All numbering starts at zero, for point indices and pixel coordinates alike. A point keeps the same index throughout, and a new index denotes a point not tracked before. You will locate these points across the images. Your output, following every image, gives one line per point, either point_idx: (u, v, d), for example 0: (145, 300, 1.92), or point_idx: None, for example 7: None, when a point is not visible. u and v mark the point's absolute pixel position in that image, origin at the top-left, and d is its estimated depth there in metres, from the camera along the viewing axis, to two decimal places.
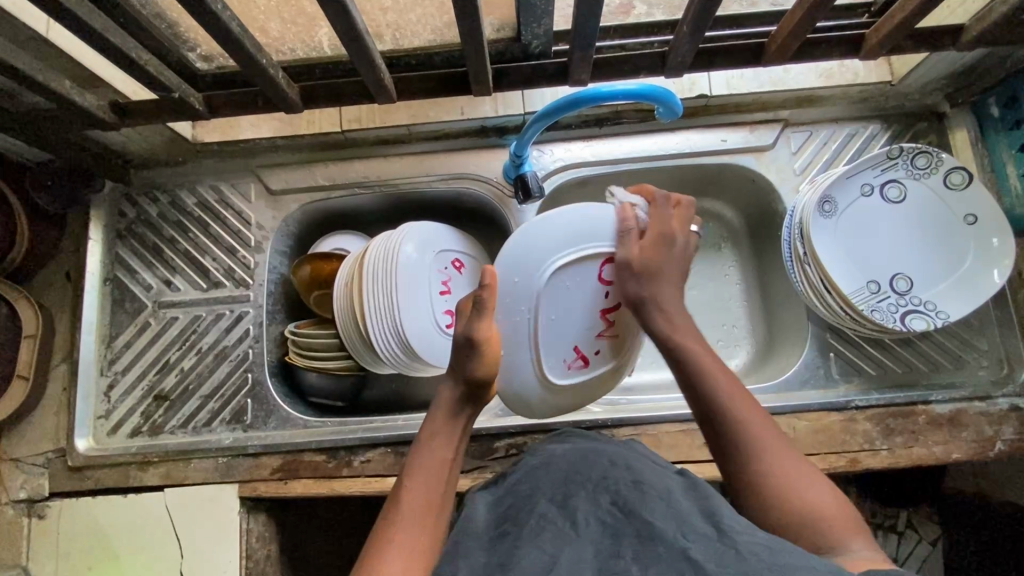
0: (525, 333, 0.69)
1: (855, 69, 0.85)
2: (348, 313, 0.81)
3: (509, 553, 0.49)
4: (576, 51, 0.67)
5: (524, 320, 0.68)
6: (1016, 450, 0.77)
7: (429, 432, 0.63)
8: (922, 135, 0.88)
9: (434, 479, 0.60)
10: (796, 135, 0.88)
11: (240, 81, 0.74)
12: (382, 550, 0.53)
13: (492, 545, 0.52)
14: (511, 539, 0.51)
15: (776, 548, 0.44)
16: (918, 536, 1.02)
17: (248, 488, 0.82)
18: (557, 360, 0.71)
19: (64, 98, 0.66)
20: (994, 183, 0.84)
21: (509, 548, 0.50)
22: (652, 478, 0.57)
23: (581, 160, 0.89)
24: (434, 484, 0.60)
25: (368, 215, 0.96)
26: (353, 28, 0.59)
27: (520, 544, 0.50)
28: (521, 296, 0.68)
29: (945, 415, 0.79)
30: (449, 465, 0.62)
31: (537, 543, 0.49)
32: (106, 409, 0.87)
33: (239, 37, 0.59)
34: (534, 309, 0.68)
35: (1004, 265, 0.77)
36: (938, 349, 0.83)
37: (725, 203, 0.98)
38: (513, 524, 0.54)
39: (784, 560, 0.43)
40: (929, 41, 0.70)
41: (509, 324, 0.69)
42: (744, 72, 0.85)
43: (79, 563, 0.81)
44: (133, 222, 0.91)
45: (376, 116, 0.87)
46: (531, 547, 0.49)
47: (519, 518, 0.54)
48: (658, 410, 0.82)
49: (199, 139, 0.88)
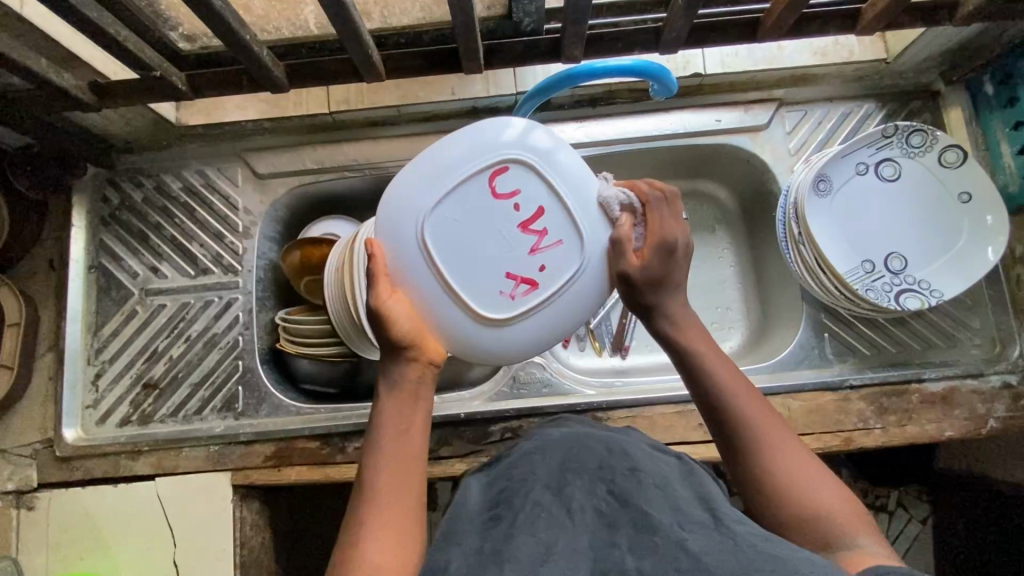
0: (427, 278, 0.59)
1: (851, 47, 0.83)
2: (339, 298, 0.78)
3: (503, 540, 0.48)
4: (570, 25, 0.65)
5: (422, 269, 0.59)
6: (1007, 427, 0.78)
7: (388, 405, 0.58)
8: (916, 113, 0.88)
9: (397, 455, 0.55)
10: (791, 115, 0.88)
11: (225, 60, 0.72)
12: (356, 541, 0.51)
13: (486, 530, 0.51)
14: (504, 526, 0.50)
15: (773, 539, 0.44)
16: (908, 514, 1.07)
17: (242, 476, 0.81)
18: (486, 294, 0.59)
19: (40, 76, 0.64)
20: (987, 160, 0.84)
21: (504, 533, 0.49)
22: (649, 466, 0.56)
23: (574, 141, 0.88)
24: (397, 459, 0.55)
25: (358, 200, 0.95)
26: (340, 3, 0.57)
27: (515, 530, 0.49)
28: (396, 232, 0.59)
29: (938, 393, 0.80)
30: (408, 433, 0.57)
31: (532, 530, 0.48)
32: (95, 399, 0.86)
33: (220, 12, 0.56)
34: (426, 252, 0.59)
35: (998, 242, 0.77)
36: (932, 328, 0.83)
37: (720, 184, 0.97)
38: (507, 508, 0.53)
39: (785, 550, 0.42)
40: (927, 15, 0.69)
41: (413, 284, 0.59)
42: (739, 49, 0.84)
43: (71, 554, 0.80)
44: (117, 208, 0.89)
45: (365, 97, 0.86)
46: (526, 535, 0.48)
47: (512, 504, 0.53)
48: (650, 392, 0.82)
49: (183, 122, 0.86)
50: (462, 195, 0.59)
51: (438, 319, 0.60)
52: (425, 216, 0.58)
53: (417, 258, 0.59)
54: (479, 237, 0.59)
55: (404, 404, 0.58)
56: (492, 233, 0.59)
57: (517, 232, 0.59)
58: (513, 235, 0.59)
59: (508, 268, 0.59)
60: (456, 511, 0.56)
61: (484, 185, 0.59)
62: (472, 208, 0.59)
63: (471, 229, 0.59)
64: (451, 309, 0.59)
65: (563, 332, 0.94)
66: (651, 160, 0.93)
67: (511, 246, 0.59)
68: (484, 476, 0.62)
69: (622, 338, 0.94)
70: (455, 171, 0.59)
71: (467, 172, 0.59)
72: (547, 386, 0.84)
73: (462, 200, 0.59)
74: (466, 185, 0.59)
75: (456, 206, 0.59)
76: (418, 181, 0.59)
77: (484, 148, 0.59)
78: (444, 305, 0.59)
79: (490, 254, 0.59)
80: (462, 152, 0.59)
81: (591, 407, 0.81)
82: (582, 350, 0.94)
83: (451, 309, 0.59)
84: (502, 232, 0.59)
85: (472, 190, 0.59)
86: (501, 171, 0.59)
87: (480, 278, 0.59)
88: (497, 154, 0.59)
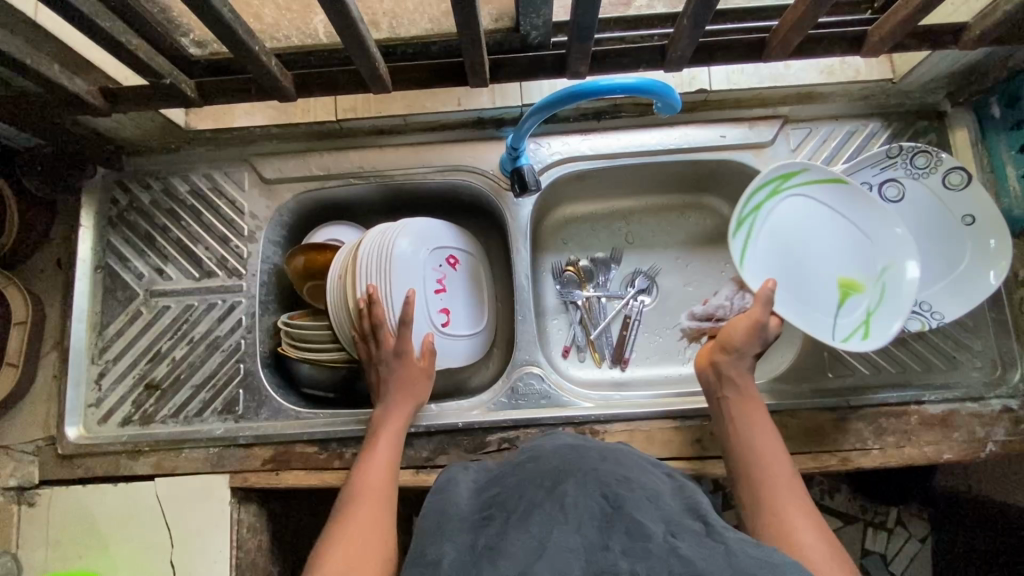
0: (756, 248, 0.82)
1: (857, 67, 0.83)
2: (342, 305, 0.81)
3: (496, 539, 0.48)
4: (575, 42, 0.65)
5: (754, 257, 0.82)
6: (1006, 452, 0.78)
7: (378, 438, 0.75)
8: (922, 133, 0.87)
9: (377, 474, 0.70)
10: (796, 132, 0.88)
11: (234, 68, 0.73)
12: (336, 537, 0.62)
13: (478, 529, 0.50)
14: (497, 526, 0.50)
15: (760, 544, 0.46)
16: (907, 533, 1.05)
17: (239, 479, 0.81)
18: (805, 265, 0.83)
19: (53, 82, 0.65)
20: (992, 183, 0.83)
21: (498, 533, 0.49)
22: (641, 478, 0.55)
23: (578, 154, 0.88)
24: (377, 476, 0.70)
25: (363, 207, 0.96)
26: (348, 17, 0.57)
27: (508, 529, 0.48)
28: (789, 307, 0.80)
29: (937, 416, 0.79)
30: (391, 465, 0.72)
31: (526, 527, 0.48)
32: (97, 398, 0.87)
33: (231, 23, 0.57)
34: (761, 262, 0.82)
35: (1001, 267, 0.77)
36: (933, 350, 0.83)
37: (723, 199, 0.98)
38: (499, 509, 0.52)
39: (776, 557, 0.44)
40: (932, 39, 0.69)
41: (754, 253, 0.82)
42: (744, 67, 0.84)
43: (69, 550, 0.80)
44: (125, 209, 0.91)
45: (372, 106, 0.87)
46: (520, 532, 0.47)
47: (505, 505, 0.52)
48: (647, 406, 0.82)
49: (192, 126, 0.87)
50: (806, 285, 0.82)
51: (755, 249, 0.82)
52: (796, 317, 0.79)
53: (756, 268, 0.82)
54: (796, 263, 0.83)
55: (389, 434, 0.75)
56: (812, 263, 0.83)
57: (857, 261, 0.82)
58: (844, 257, 0.83)
59: (802, 257, 0.83)
60: (444, 505, 0.55)
61: (823, 294, 0.81)
62: (805, 280, 0.82)
63: (802, 273, 0.82)
64: (762, 263, 0.82)
65: (563, 342, 0.95)
66: (655, 175, 0.93)
67: (804, 219, 0.83)
68: (474, 479, 0.60)
69: (622, 350, 0.94)
70: (817, 303, 0.81)
71: (820, 305, 0.81)
72: (545, 398, 0.84)
73: (802, 281, 0.82)
74: (831, 304, 0.81)
75: (796, 285, 0.81)
76: (818, 317, 0.80)
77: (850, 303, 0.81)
78: (757, 262, 0.82)
79: (807, 283, 0.82)
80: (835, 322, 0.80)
81: (588, 419, 0.81)
82: (581, 361, 0.95)
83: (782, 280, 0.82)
84: (829, 293, 0.81)
85: (813, 288, 0.82)
86: (851, 296, 0.81)
87: (789, 258, 0.83)
88: (863, 294, 0.81)
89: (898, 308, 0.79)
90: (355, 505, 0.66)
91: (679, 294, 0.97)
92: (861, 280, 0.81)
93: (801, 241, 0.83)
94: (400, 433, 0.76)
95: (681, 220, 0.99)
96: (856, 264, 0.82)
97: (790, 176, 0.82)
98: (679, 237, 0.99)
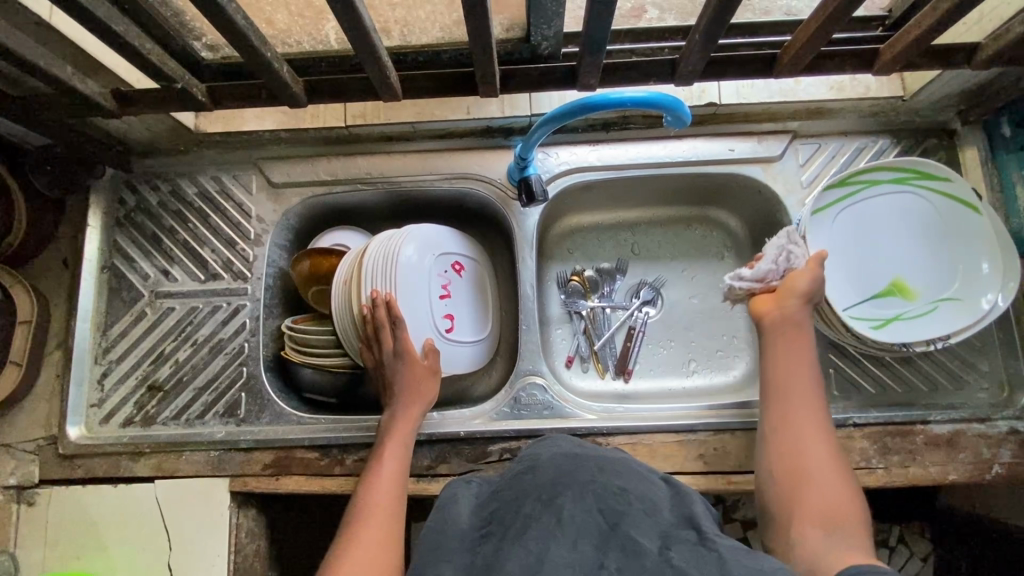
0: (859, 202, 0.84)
1: (867, 83, 0.83)
2: (347, 308, 0.81)
3: (493, 557, 0.47)
4: (587, 55, 0.65)
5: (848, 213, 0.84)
6: (1013, 474, 0.77)
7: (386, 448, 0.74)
8: (931, 151, 0.87)
9: (383, 487, 0.70)
10: (805, 147, 0.88)
11: (245, 73, 0.74)
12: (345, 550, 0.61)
13: (475, 546, 0.50)
14: (494, 543, 0.49)
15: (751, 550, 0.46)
16: (909, 551, 1.04)
17: (239, 483, 0.81)
18: (891, 242, 0.84)
19: (65, 84, 0.65)
20: (1001, 202, 0.83)
21: (494, 550, 0.48)
22: (638, 488, 0.55)
23: (586, 164, 0.88)
24: (383, 488, 0.69)
25: (370, 212, 0.96)
26: (360, 26, 0.58)
27: (505, 546, 0.48)
28: (842, 262, 0.84)
29: (943, 436, 0.79)
30: (398, 476, 0.71)
31: (522, 542, 0.47)
32: (100, 398, 0.87)
33: (244, 30, 0.58)
34: (850, 218, 0.85)
35: (1009, 289, 0.77)
36: (938, 369, 0.83)
37: (731, 212, 0.97)
38: (497, 525, 0.52)
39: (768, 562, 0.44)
40: (943, 58, 0.69)
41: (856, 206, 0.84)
42: (755, 81, 0.84)
43: (66, 551, 0.80)
44: (133, 210, 0.91)
45: (382, 113, 0.87)
46: (517, 547, 0.47)
47: (503, 520, 0.52)
48: (650, 420, 0.82)
49: (202, 129, 0.87)
50: (865, 258, 0.84)
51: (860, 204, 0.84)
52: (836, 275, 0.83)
53: (845, 220, 0.85)
54: (877, 239, 0.84)
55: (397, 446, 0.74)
56: (893, 245, 0.84)
57: (931, 277, 0.82)
58: (925, 266, 0.83)
59: (888, 239, 0.84)
60: (441, 520, 0.55)
61: (871, 276, 0.84)
62: (870, 253, 0.84)
63: (875, 250, 0.84)
64: (852, 220, 0.85)
65: (566, 352, 0.95)
66: (662, 186, 0.93)
67: (898, 211, 0.84)
68: (471, 493, 0.60)
69: (626, 361, 0.93)
70: (858, 276, 0.84)
71: (863, 280, 0.84)
72: (547, 409, 0.83)
73: (867, 252, 0.84)
74: (883, 283, 0.83)
75: (861, 251, 0.84)
76: (859, 285, 0.84)
77: (890, 302, 0.83)
78: (850, 218, 0.85)
79: (876, 255, 0.84)
80: (858, 297, 0.83)
81: (590, 431, 0.81)
82: (584, 372, 0.94)
83: (858, 243, 0.84)
84: (885, 275, 0.84)
85: (869, 264, 0.84)
86: (892, 294, 0.83)
87: (881, 230, 0.84)
88: (904, 299, 0.82)
89: (930, 329, 0.80)
90: (365, 519, 0.66)
91: (683, 305, 0.96)
92: (917, 291, 0.82)
93: (901, 228, 0.84)
94: (410, 435, 0.76)
95: (687, 232, 0.99)
96: (929, 278, 0.82)
97: (929, 175, 0.82)
98: (685, 248, 0.99)
